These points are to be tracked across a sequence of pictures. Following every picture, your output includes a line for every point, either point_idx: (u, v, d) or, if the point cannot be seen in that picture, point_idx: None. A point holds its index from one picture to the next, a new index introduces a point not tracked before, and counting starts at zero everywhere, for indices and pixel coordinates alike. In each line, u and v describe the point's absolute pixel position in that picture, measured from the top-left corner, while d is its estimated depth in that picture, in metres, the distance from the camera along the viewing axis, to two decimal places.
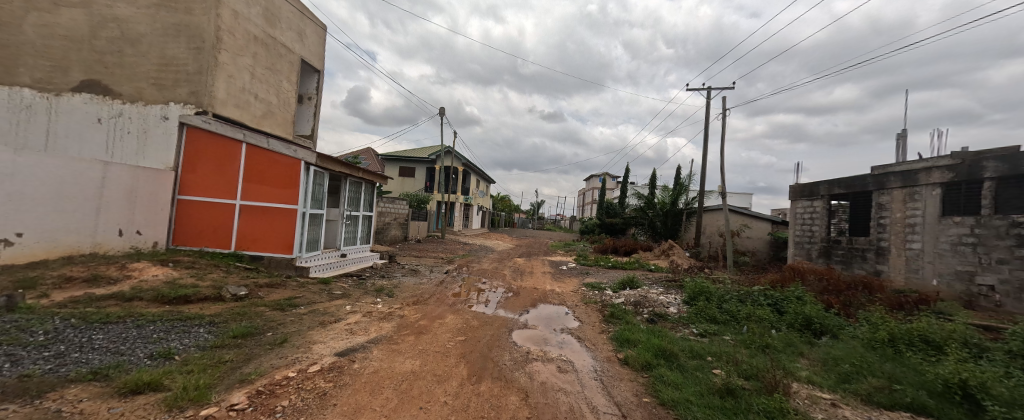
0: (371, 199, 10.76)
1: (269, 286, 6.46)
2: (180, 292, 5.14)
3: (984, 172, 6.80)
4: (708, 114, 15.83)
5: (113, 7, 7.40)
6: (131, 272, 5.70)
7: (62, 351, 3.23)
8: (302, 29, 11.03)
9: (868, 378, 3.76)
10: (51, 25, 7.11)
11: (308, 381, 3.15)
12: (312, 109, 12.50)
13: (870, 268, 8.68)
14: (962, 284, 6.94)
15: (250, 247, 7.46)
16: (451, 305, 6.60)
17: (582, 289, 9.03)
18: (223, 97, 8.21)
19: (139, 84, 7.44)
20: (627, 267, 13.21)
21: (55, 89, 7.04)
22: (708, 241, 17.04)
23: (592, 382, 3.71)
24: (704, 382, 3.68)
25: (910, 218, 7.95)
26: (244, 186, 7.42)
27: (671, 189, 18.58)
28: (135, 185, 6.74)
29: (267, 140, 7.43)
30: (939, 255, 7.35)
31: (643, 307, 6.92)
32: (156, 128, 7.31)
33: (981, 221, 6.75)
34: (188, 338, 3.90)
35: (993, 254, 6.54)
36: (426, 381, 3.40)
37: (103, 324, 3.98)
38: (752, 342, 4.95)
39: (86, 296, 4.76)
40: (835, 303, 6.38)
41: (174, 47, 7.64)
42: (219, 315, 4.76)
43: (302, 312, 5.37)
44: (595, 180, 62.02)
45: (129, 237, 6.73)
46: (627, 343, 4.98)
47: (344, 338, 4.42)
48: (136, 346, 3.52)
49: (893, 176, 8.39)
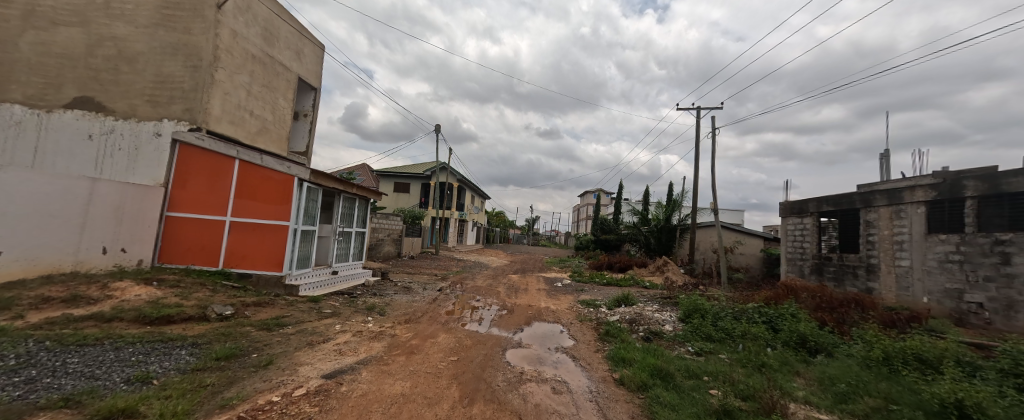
0: (365, 215, 10.70)
1: (257, 305, 6.31)
2: (164, 312, 5.00)
3: (965, 191, 6.99)
4: (698, 133, 16.12)
5: (112, 26, 7.45)
6: (114, 292, 5.54)
7: (33, 376, 3.09)
8: (300, 48, 11.15)
9: (865, 398, 3.72)
10: (48, 43, 7.18)
11: (292, 405, 3.04)
12: (307, 125, 12.51)
13: (862, 286, 8.72)
14: (952, 302, 7.00)
15: (239, 264, 7.30)
16: (443, 323, 6.49)
17: (577, 306, 8.94)
18: (217, 114, 8.20)
19: (133, 101, 7.41)
20: (622, 283, 13.08)
21: (47, 106, 7.05)
22: (703, 257, 17.15)
23: (588, 403, 3.64)
24: (701, 403, 3.61)
25: (898, 235, 8.06)
26: (235, 203, 7.32)
27: (664, 204, 18.49)
28: (122, 202, 6.58)
29: (261, 156, 7.44)
30: (927, 272, 7.44)
31: (638, 325, 6.85)
32: (148, 145, 7.21)
33: (966, 238, 6.87)
34: (168, 360, 3.77)
35: (979, 271, 6.64)
36: (417, 404, 3.31)
37: (79, 347, 3.84)
38: (748, 361, 4.91)
39: (63, 317, 4.60)
40: (829, 320, 6.39)
41: (171, 65, 7.64)
42: (203, 335, 4.63)
43: (290, 331, 5.24)
44: (591, 196, 62.12)
45: (114, 255, 6.52)
46: (622, 363, 4.90)
47: (332, 359, 4.31)
48: (113, 370, 3.38)
49: (879, 194, 8.54)
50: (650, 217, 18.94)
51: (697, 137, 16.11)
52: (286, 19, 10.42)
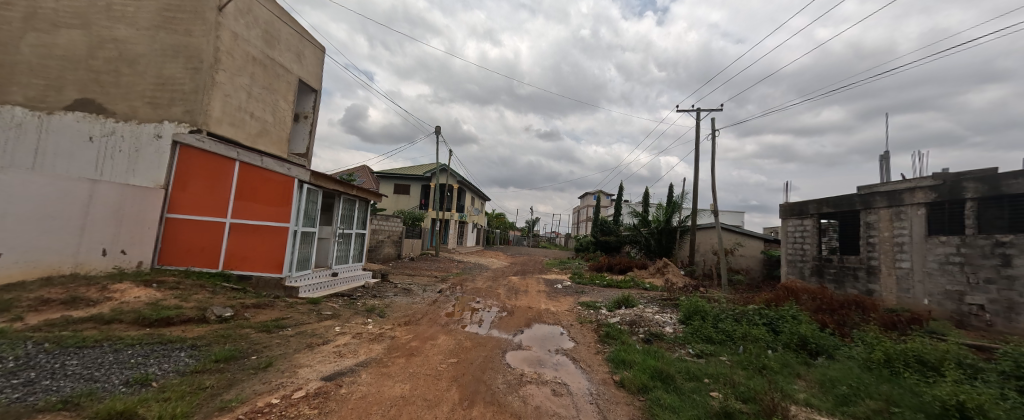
0: (365, 216, 10.71)
1: (257, 307, 6.30)
2: (163, 313, 4.99)
3: (965, 193, 6.98)
4: (697, 135, 16.11)
5: (113, 29, 7.46)
6: (113, 294, 5.54)
7: (32, 378, 3.08)
8: (300, 50, 11.17)
9: (866, 400, 3.71)
10: (49, 46, 7.20)
11: (291, 408, 3.03)
12: (307, 127, 12.53)
13: (862, 287, 8.72)
14: (953, 303, 6.98)
15: (239, 266, 7.29)
16: (443, 325, 6.47)
17: (577, 308, 8.92)
18: (218, 115, 8.20)
19: (134, 103, 7.42)
20: (622, 285, 13.06)
21: (48, 108, 7.06)
22: (703, 258, 17.13)
23: (588, 406, 3.62)
24: (702, 405, 3.60)
25: (898, 237, 8.06)
26: (235, 205, 7.32)
27: (664, 206, 18.47)
28: (122, 204, 6.57)
29: (261, 158, 7.42)
30: (928, 274, 7.42)
31: (639, 327, 6.84)
32: (149, 147, 7.23)
33: (966, 240, 6.86)
34: (167, 363, 3.77)
35: (980, 273, 6.64)
36: (416, 406, 3.30)
37: (78, 349, 3.84)
38: (749, 364, 4.89)
39: (63, 319, 4.60)
40: (830, 322, 6.37)
41: (172, 67, 7.66)
42: (202, 337, 4.62)
43: (290, 333, 5.23)
44: (591, 197, 62.18)
45: (114, 257, 6.50)
46: (622, 364, 4.89)
47: (331, 361, 4.29)
48: (112, 372, 3.38)
49: (879, 196, 8.54)
50: (650, 218, 18.93)
51: (697, 139, 16.10)
52: (287, 21, 10.44)
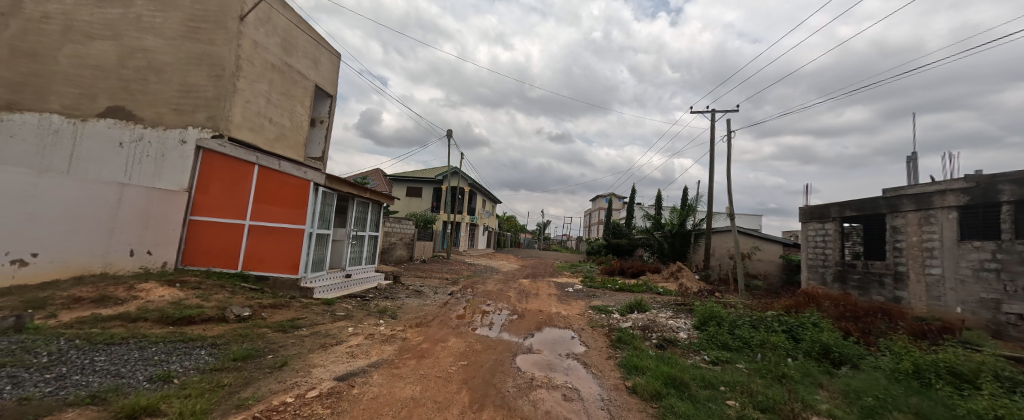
0: (378, 219, 10.87)
1: (274, 307, 6.46)
2: (185, 313, 5.16)
3: (1000, 196, 6.65)
4: (712, 136, 15.84)
5: (141, 39, 7.80)
6: (139, 293, 5.74)
7: (63, 373, 3.23)
8: (316, 57, 11.45)
9: (894, 412, 3.55)
10: (83, 56, 7.58)
11: (305, 407, 3.08)
12: (323, 131, 12.83)
13: (889, 294, 8.39)
14: (988, 312, 6.65)
15: (256, 267, 7.49)
16: (454, 327, 6.50)
17: (588, 312, 8.83)
18: (238, 121, 8.47)
19: (160, 110, 7.72)
20: (635, 289, 12.87)
21: (81, 115, 7.43)
22: (718, 263, 16.76)
23: (599, 411, 3.58)
24: (718, 414, 3.52)
25: (927, 242, 7.73)
26: (254, 207, 7.53)
27: (678, 209, 18.19)
28: (148, 206, 6.87)
29: (278, 162, 7.60)
30: (960, 281, 7.09)
31: (651, 332, 6.73)
32: (174, 152, 7.55)
33: (1002, 246, 6.54)
34: (188, 360, 3.89)
35: (1017, 281, 6.31)
36: (427, 408, 3.32)
37: (106, 345, 4.00)
38: (768, 372, 4.74)
39: (92, 316, 4.80)
40: (853, 330, 6.15)
41: (196, 75, 7.96)
42: (221, 336, 4.76)
43: (304, 333, 5.34)
44: (604, 200, 61.68)
45: (140, 257, 6.80)
46: (635, 370, 4.82)
47: (344, 361, 4.36)
48: (136, 369, 3.50)
49: (906, 199, 8.21)
50: (664, 222, 18.65)
51: (711, 141, 15.81)
52: (304, 29, 10.72)
